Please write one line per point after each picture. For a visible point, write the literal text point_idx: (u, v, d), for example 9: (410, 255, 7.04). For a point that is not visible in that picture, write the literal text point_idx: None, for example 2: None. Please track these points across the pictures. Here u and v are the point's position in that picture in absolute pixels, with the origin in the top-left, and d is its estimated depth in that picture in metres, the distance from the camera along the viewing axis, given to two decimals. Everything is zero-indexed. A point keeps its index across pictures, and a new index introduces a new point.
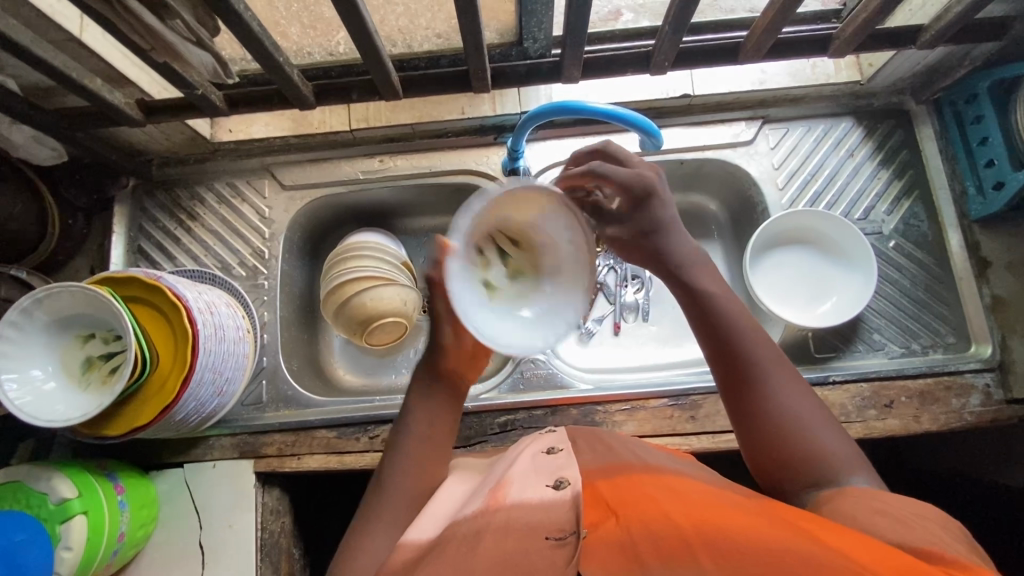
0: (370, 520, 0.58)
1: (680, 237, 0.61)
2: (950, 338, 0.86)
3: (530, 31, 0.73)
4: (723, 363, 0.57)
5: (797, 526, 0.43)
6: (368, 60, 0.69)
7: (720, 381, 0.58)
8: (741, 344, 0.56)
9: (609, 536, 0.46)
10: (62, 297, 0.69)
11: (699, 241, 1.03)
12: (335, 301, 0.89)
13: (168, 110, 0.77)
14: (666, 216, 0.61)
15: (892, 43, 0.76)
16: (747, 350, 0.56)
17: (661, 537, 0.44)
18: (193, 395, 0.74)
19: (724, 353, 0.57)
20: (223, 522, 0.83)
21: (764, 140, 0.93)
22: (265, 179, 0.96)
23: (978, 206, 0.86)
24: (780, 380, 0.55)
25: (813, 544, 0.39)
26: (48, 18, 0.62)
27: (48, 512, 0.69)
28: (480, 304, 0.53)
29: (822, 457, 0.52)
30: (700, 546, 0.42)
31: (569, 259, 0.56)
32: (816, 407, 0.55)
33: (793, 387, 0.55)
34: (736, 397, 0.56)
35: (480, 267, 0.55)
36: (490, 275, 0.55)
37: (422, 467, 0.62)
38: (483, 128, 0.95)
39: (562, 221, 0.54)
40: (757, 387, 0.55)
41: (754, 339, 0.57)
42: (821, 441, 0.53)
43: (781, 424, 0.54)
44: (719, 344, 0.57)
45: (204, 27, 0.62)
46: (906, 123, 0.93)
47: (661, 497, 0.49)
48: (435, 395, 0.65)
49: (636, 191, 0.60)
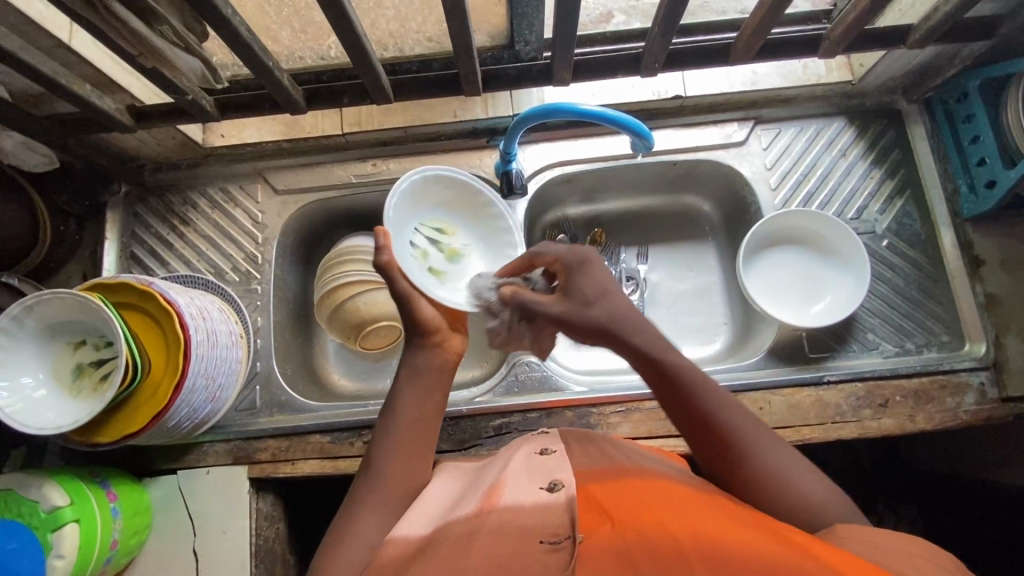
0: (358, 508, 0.57)
1: (623, 308, 0.60)
2: (945, 337, 0.85)
3: (521, 34, 0.73)
4: (697, 427, 0.56)
5: (790, 538, 0.44)
6: (359, 65, 0.70)
7: (706, 455, 0.57)
8: (710, 407, 0.56)
9: (605, 542, 0.45)
10: (53, 304, 0.69)
11: (692, 242, 1.03)
12: (328, 304, 0.88)
13: (159, 116, 0.77)
14: (601, 285, 0.61)
15: (881, 44, 0.76)
16: (718, 412, 0.56)
17: (656, 547, 0.44)
18: (185, 402, 0.74)
19: (695, 418, 0.56)
20: (217, 529, 0.83)
21: (757, 140, 0.93)
22: (257, 184, 0.95)
23: (971, 204, 0.86)
24: (753, 436, 0.55)
25: (811, 561, 0.40)
26: (37, 25, 0.62)
27: (39, 520, 0.69)
28: (434, 283, 0.66)
29: (810, 502, 0.53)
30: (694, 557, 0.42)
31: (483, 222, 0.73)
32: (791, 455, 0.56)
33: (775, 444, 0.56)
34: (717, 459, 0.56)
35: (419, 257, 0.67)
36: (429, 261, 0.67)
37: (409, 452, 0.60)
38: (477, 130, 0.94)
39: (463, 194, 0.71)
40: (747, 458, 0.54)
41: (727, 410, 0.56)
42: (804, 484, 0.54)
43: (765, 477, 0.54)
44: (690, 412, 0.56)
45: (193, 32, 0.63)
46: (898, 123, 0.93)
47: (658, 505, 0.49)
48: (423, 376, 0.63)
49: (577, 262, 0.62)
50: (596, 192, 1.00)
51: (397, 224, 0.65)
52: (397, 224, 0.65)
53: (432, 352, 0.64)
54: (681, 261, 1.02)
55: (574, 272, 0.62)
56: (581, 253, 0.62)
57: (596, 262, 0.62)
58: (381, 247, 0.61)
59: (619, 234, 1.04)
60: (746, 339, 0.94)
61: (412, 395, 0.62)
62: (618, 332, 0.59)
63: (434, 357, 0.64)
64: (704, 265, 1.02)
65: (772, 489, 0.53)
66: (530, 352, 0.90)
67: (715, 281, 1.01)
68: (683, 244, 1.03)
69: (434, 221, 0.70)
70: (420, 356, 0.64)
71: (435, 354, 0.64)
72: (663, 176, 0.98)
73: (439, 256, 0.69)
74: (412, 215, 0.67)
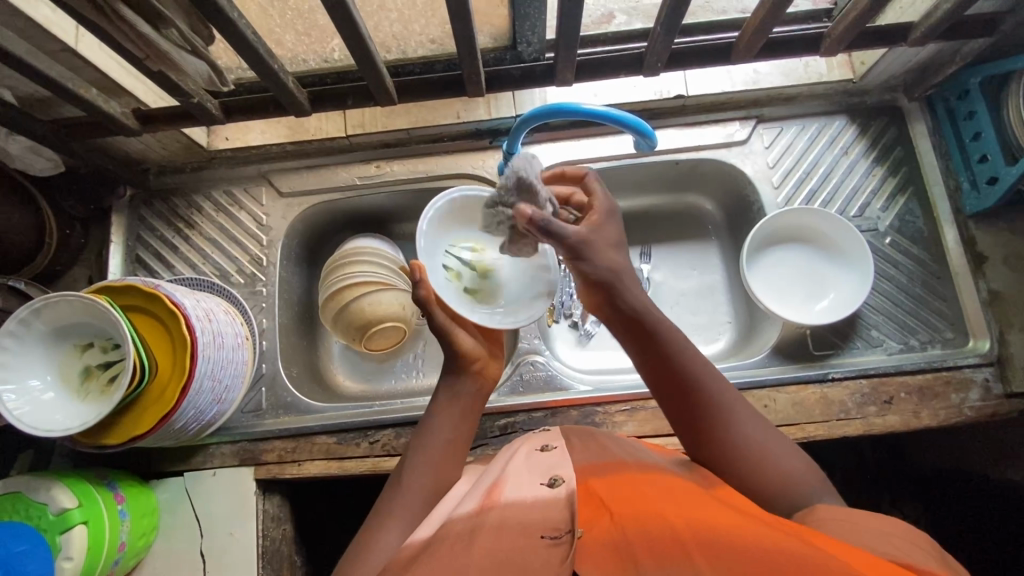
0: (382, 518, 0.59)
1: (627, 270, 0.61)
2: (948, 333, 0.86)
3: (523, 35, 0.74)
4: (682, 392, 0.58)
5: (794, 530, 0.43)
6: (363, 67, 0.70)
7: (684, 427, 0.59)
8: (697, 372, 0.58)
9: (603, 537, 0.46)
10: (60, 307, 0.69)
11: (696, 241, 1.03)
12: (333, 305, 0.89)
13: (164, 119, 0.77)
14: (616, 242, 0.62)
15: (882, 41, 0.76)
16: (705, 381, 0.58)
17: (654, 538, 0.44)
18: (191, 404, 0.74)
19: (681, 382, 0.58)
20: (224, 530, 0.83)
21: (759, 139, 0.93)
22: (262, 186, 0.96)
23: (973, 202, 0.86)
24: (734, 405, 0.58)
25: (812, 547, 0.40)
26: (43, 29, 0.63)
27: (48, 523, 0.69)
28: (464, 302, 0.69)
29: (789, 476, 0.54)
30: (692, 545, 0.42)
31: None
32: (770, 429, 0.58)
33: (757, 427, 0.57)
34: (697, 425, 0.57)
35: (452, 279, 0.70)
36: (464, 282, 0.70)
37: (438, 469, 0.63)
38: (480, 132, 0.95)
39: None
40: (724, 434, 0.56)
41: (711, 383, 0.58)
42: (782, 459, 0.56)
43: (741, 446, 0.56)
44: (675, 383, 0.58)
45: (199, 36, 0.64)
46: (900, 120, 0.93)
47: (658, 496, 0.50)
48: (459, 403, 0.66)
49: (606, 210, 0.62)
50: None
51: (429, 243, 0.70)
52: (431, 242, 0.70)
53: (465, 379, 0.67)
54: (684, 260, 1.03)
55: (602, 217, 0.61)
56: (611, 203, 0.63)
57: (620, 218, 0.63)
58: (418, 280, 0.64)
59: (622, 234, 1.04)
60: (751, 337, 0.94)
61: (447, 419, 0.65)
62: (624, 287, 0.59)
63: (468, 385, 0.67)
64: (707, 263, 1.02)
65: (750, 458, 0.55)
66: (534, 351, 0.90)
67: (718, 280, 1.01)
68: (687, 243, 1.03)
69: (466, 241, 0.72)
70: (455, 380, 0.67)
71: (469, 380, 0.67)
72: (666, 176, 0.98)
73: (472, 274, 0.71)
74: (443, 237, 0.71)
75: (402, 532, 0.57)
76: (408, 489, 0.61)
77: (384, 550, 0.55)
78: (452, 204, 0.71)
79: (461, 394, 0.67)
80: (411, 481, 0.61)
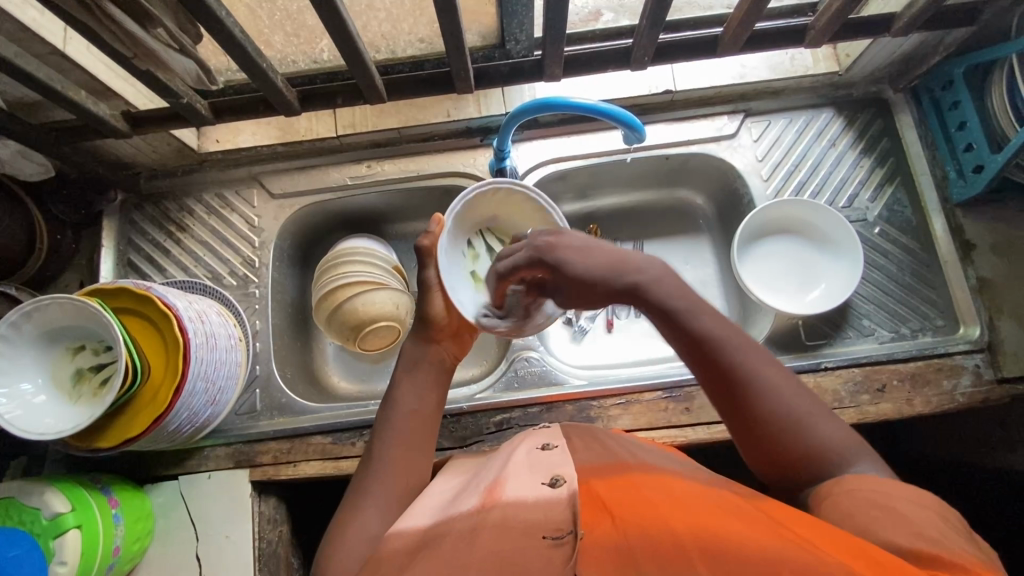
0: (361, 499, 0.59)
1: (615, 258, 0.59)
2: (939, 322, 0.86)
3: (512, 32, 0.74)
4: (705, 364, 0.55)
5: (792, 534, 0.42)
6: (352, 65, 0.70)
7: (713, 399, 0.56)
8: (721, 342, 0.54)
9: (604, 539, 0.46)
10: (51, 310, 0.69)
11: (686, 236, 1.04)
12: (327, 307, 0.89)
13: (154, 120, 0.78)
14: (579, 255, 0.60)
15: (865, 33, 0.77)
16: (728, 347, 0.54)
17: (657, 544, 0.44)
18: (184, 406, 0.74)
19: (700, 354, 0.55)
20: (220, 533, 0.82)
21: (748, 132, 0.94)
22: (253, 189, 0.96)
23: (960, 189, 0.87)
24: (762, 372, 0.53)
25: (814, 553, 0.39)
26: (32, 32, 0.63)
27: (41, 527, 0.69)
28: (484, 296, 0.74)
29: (815, 445, 0.51)
30: (696, 552, 0.42)
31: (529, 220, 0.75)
32: (805, 394, 0.53)
33: (793, 391, 0.53)
34: (724, 396, 0.54)
35: (470, 258, 0.76)
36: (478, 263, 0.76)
37: (414, 446, 0.63)
38: (470, 130, 0.95)
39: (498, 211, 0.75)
40: (756, 400, 0.53)
41: (739, 350, 0.54)
42: (819, 427, 0.52)
43: (770, 413, 0.52)
44: (699, 351, 0.55)
45: (187, 34, 0.64)
46: (886, 112, 0.94)
47: (663, 502, 0.49)
48: (420, 370, 0.67)
49: (540, 261, 0.61)
50: (590, 189, 1.01)
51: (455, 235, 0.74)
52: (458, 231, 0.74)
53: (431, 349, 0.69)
54: (677, 255, 1.03)
55: (546, 254, 0.61)
56: (536, 252, 0.62)
57: (556, 243, 0.61)
58: (430, 232, 0.72)
59: (615, 230, 1.05)
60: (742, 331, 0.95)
61: (412, 386, 0.66)
62: (609, 280, 0.58)
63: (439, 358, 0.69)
64: (699, 257, 1.03)
65: (775, 427, 0.52)
66: (529, 348, 0.90)
67: (711, 274, 1.01)
68: (677, 239, 1.04)
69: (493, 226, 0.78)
70: (423, 353, 0.68)
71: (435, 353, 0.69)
72: (656, 171, 0.99)
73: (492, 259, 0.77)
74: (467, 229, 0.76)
75: (381, 510, 0.58)
76: (379, 468, 0.61)
77: (362, 528, 0.56)
78: (474, 202, 0.73)
79: (426, 360, 0.68)
80: (383, 459, 0.62)
